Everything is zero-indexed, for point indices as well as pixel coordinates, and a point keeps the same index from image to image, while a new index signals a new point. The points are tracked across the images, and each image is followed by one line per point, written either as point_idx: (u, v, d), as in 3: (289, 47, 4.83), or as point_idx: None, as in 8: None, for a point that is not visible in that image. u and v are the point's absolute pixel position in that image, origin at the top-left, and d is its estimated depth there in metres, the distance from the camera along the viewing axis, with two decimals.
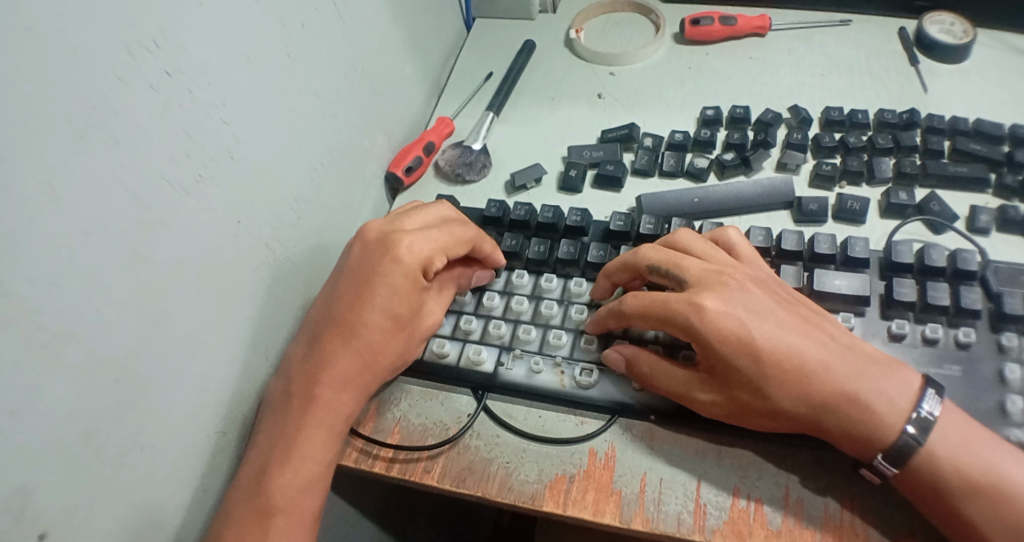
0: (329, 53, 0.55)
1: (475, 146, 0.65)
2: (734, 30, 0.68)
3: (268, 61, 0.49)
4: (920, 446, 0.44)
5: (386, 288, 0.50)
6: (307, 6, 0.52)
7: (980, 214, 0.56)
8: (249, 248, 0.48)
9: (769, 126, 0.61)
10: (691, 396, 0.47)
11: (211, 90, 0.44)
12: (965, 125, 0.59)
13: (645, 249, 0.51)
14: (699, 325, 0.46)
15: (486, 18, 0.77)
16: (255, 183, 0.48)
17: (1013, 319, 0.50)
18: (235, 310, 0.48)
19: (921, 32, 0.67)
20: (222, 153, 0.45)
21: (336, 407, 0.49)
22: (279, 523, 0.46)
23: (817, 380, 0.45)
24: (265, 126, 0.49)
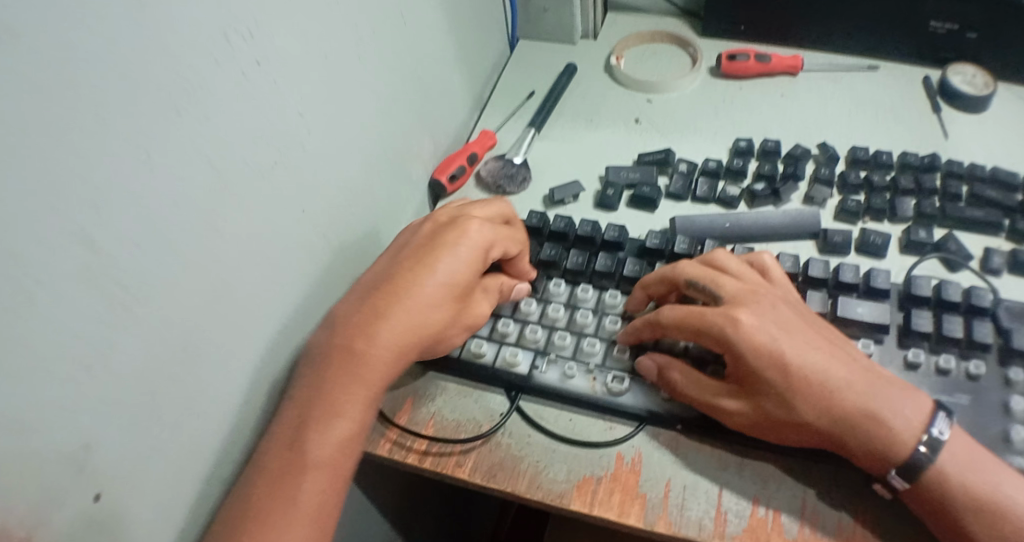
0: (391, 60, 0.59)
1: (517, 159, 0.68)
2: (768, 67, 0.72)
3: (338, 62, 0.53)
4: (931, 463, 0.47)
5: (449, 259, 0.54)
6: (375, 14, 0.56)
7: (994, 255, 0.60)
8: (305, 236, 0.52)
9: (799, 160, 0.64)
10: (718, 404, 0.51)
11: (291, 84, 0.48)
12: (982, 171, 0.64)
13: (683, 265, 0.55)
14: (734, 335, 0.51)
15: (529, 39, 0.80)
16: (317, 175, 0.52)
17: (1020, 354, 0.54)
18: (287, 293, 0.51)
19: (945, 82, 0.71)
20: (294, 144, 0.49)
21: (386, 370, 0.51)
22: (312, 478, 0.48)
23: (839, 397, 0.49)
24: (329, 123, 0.53)
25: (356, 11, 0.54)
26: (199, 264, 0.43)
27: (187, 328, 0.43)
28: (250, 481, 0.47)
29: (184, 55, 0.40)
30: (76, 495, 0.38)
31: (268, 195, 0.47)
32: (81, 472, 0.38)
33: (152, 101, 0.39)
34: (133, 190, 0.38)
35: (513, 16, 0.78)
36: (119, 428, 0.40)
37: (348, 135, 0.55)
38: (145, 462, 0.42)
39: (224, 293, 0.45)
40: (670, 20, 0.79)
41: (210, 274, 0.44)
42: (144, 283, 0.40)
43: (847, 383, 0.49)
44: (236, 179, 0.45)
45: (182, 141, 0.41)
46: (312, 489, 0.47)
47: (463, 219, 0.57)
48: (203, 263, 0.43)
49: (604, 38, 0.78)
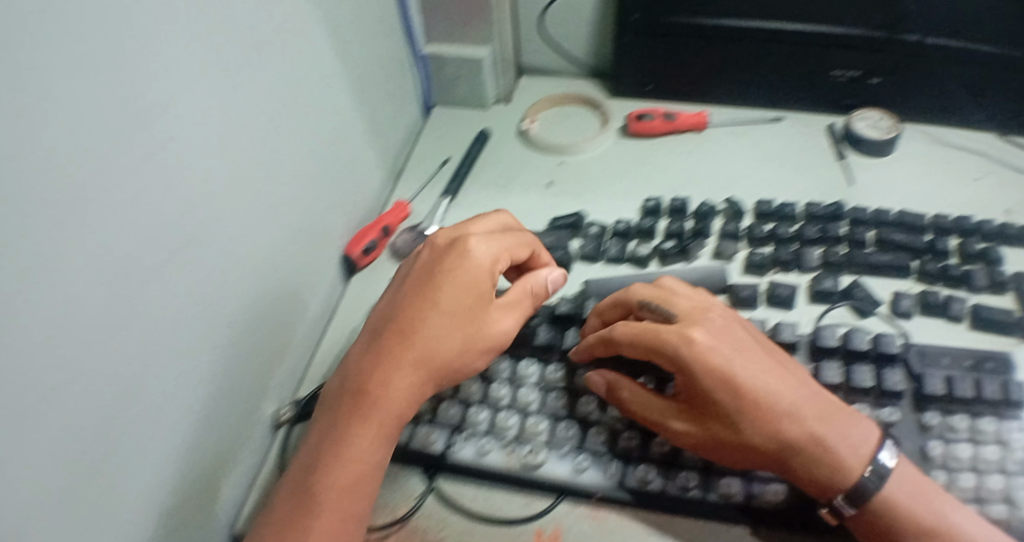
0: (296, 143, 0.59)
1: (430, 229, 0.68)
2: (674, 126, 0.73)
3: (238, 152, 0.52)
4: (879, 490, 0.49)
5: (449, 285, 0.54)
6: (276, 100, 0.56)
7: (902, 299, 0.61)
8: (210, 328, 0.51)
9: (705, 217, 0.65)
10: (668, 425, 0.52)
11: (190, 179, 0.48)
12: (888, 216, 0.64)
13: (638, 286, 0.56)
14: (688, 357, 0.51)
15: (444, 104, 0.81)
16: (218, 267, 0.51)
17: (933, 399, 0.54)
18: (190, 388, 0.50)
19: (849, 129, 0.73)
20: (196, 238, 0.49)
21: (356, 450, 0.50)
22: (318, 525, 0.48)
23: (785, 419, 0.50)
24: (231, 213, 0.52)
25: (256, 100, 0.54)
26: (92, 378, 0.42)
27: (80, 443, 0.41)
28: (254, 537, 0.49)
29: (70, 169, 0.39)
30: None
31: (168, 295, 0.47)
32: None
33: (38, 221, 0.38)
34: (17, 314, 0.37)
35: (425, 85, 0.79)
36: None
37: (252, 223, 0.55)
38: None
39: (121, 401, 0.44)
40: (581, 81, 0.81)
41: (104, 384, 0.42)
42: (30, 407, 0.38)
43: (796, 408, 0.50)
44: (132, 285, 0.44)
45: (72, 256, 0.40)
46: (323, 528, 0.48)
47: (462, 238, 0.57)
48: (97, 375, 0.42)
49: (517, 102, 0.79)
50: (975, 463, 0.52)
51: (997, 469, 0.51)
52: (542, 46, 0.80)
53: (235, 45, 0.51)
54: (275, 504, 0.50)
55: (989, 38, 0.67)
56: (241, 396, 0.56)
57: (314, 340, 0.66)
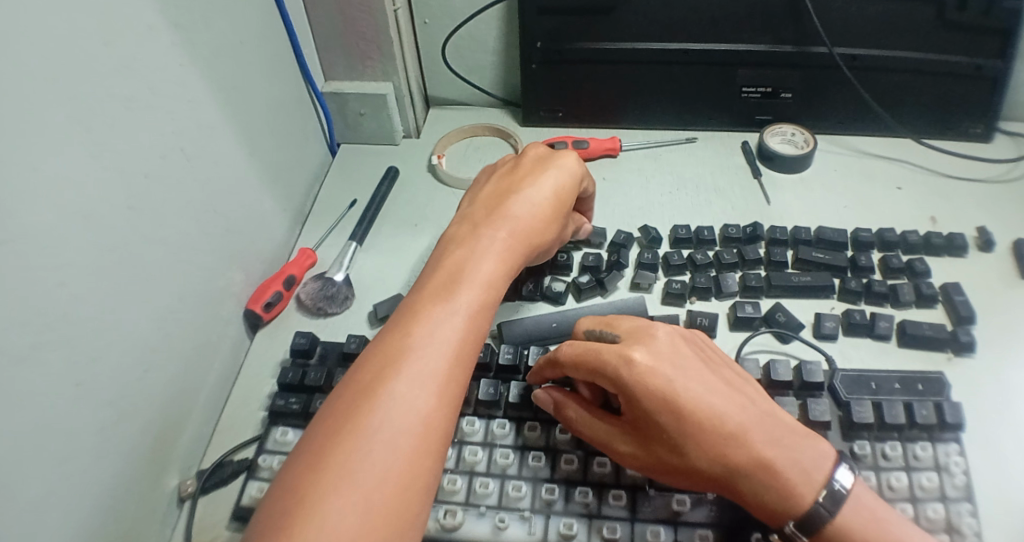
0: (181, 198, 0.55)
1: (338, 276, 0.64)
2: (587, 152, 0.71)
3: (110, 215, 0.48)
4: (832, 517, 0.46)
5: (568, 166, 0.57)
6: (152, 156, 0.51)
7: (825, 320, 0.59)
8: (86, 413, 0.46)
9: (622, 247, 0.62)
10: (614, 446, 0.50)
11: (48, 254, 0.43)
12: (806, 234, 0.63)
13: (584, 321, 0.55)
14: (631, 380, 0.48)
15: (351, 143, 0.77)
16: (92, 341, 0.47)
17: (862, 427, 0.53)
18: (65, 481, 0.45)
19: (762, 145, 0.72)
20: (59, 318, 0.44)
21: (422, 370, 0.44)
22: (421, 377, 0.44)
23: (732, 444, 0.47)
24: (106, 283, 0.48)
25: (128, 157, 0.49)
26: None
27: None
28: (334, 412, 0.43)
29: None
30: None
31: (25, 382, 0.42)
32: None
33: None
34: None
35: (328, 122, 0.75)
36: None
37: (134, 288, 0.50)
38: None
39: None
40: (491, 111, 0.79)
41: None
42: None
43: (743, 430, 0.47)
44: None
45: None
46: (419, 397, 0.43)
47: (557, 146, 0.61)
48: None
49: (426, 136, 0.77)
50: (913, 491, 0.51)
51: (937, 496, 0.50)
52: (449, 77, 0.78)
53: (98, 100, 0.46)
54: (356, 375, 0.45)
55: (895, 46, 0.68)
56: (135, 479, 0.51)
57: (219, 405, 0.61)
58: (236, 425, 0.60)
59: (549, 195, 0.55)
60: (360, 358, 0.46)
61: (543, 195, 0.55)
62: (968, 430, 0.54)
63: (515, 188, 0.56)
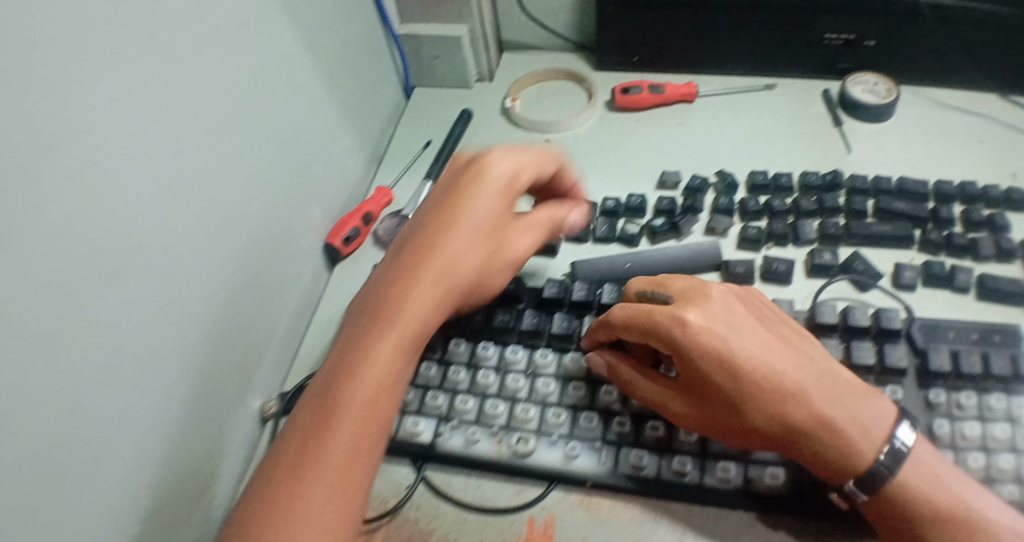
0: (262, 130, 0.57)
1: (413, 214, 0.66)
2: (663, 97, 0.70)
3: (197, 143, 0.50)
4: (892, 474, 0.47)
5: (500, 172, 0.53)
6: (239, 87, 0.53)
7: (905, 270, 0.58)
8: (182, 330, 0.49)
9: (698, 191, 0.62)
10: (667, 406, 0.51)
11: (140, 174, 0.45)
12: (888, 184, 0.62)
13: (634, 282, 0.55)
14: (683, 340, 0.49)
15: (424, 86, 0.78)
16: (184, 262, 0.49)
17: (939, 375, 0.52)
18: (163, 391, 0.48)
19: (845, 95, 0.70)
20: (153, 237, 0.46)
21: (354, 402, 0.46)
22: (349, 412, 0.46)
23: (790, 402, 0.48)
24: (196, 206, 0.50)
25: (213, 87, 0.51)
26: (48, 384, 0.40)
27: (41, 449, 0.39)
28: (281, 445, 0.46)
29: (1, 169, 0.37)
30: None
31: (128, 295, 0.44)
32: None
33: None
34: None
35: (403, 64, 0.76)
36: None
37: (221, 213, 0.53)
38: None
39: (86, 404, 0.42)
40: (565, 56, 0.79)
41: (65, 389, 0.41)
42: None
43: (801, 388, 0.48)
44: (84, 286, 0.41)
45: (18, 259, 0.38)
46: (346, 435, 0.46)
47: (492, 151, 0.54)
48: (54, 381, 0.40)
49: (499, 80, 0.77)
50: (985, 441, 0.50)
51: (1009, 447, 0.50)
52: (522, 20, 0.77)
53: (186, 30, 0.48)
54: (299, 409, 0.48)
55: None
56: (225, 395, 0.55)
57: (299, 333, 0.64)
58: (316, 353, 0.63)
59: (486, 207, 0.52)
60: (307, 394, 0.48)
61: (485, 212, 0.52)
62: None
63: (459, 200, 0.52)
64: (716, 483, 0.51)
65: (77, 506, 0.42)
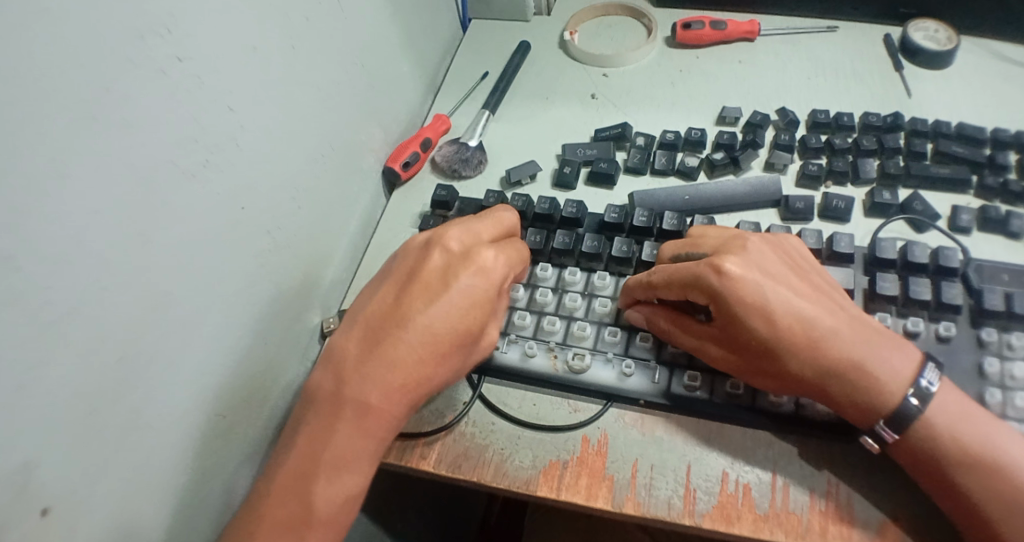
0: (329, 47, 0.57)
1: (472, 142, 0.66)
2: (724, 34, 0.70)
3: (270, 52, 0.51)
4: (919, 414, 0.47)
5: (470, 288, 0.49)
6: (310, 0, 0.54)
7: (961, 213, 0.58)
8: (251, 235, 0.51)
9: (758, 127, 0.62)
10: (706, 352, 0.51)
11: (218, 78, 0.46)
12: (947, 128, 0.62)
13: (666, 246, 0.56)
14: (720, 286, 0.49)
15: (481, 19, 0.78)
16: (255, 168, 0.50)
17: (991, 314, 0.53)
18: (234, 292, 0.50)
19: (906, 39, 0.69)
20: (227, 141, 0.48)
21: (351, 454, 0.47)
22: (341, 462, 0.47)
23: (825, 345, 0.48)
24: (266, 115, 0.51)
25: None
26: (130, 270, 0.42)
27: (123, 332, 0.42)
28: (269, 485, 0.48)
29: (92, 56, 0.38)
30: (19, 515, 0.37)
31: (203, 196, 0.46)
32: (23, 494, 0.37)
33: (61, 105, 0.37)
34: (45, 198, 0.37)
35: None
36: (57, 436, 0.39)
37: (290, 126, 0.54)
38: (91, 476, 0.41)
39: (163, 294, 0.44)
40: None
41: (146, 276, 0.43)
42: (71, 293, 0.39)
43: (834, 332, 0.48)
44: (167, 182, 0.43)
45: (110, 146, 0.40)
46: (331, 486, 0.47)
47: (474, 250, 0.50)
48: (136, 271, 0.42)
49: (557, 14, 0.77)
50: None
51: None
52: None
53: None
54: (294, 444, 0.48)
55: None
56: (290, 306, 0.56)
57: (357, 257, 0.65)
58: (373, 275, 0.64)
59: (464, 307, 0.48)
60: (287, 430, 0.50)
61: (460, 303, 0.48)
62: None
63: (436, 287, 0.49)
64: (770, 405, 0.51)
65: (155, 391, 0.44)
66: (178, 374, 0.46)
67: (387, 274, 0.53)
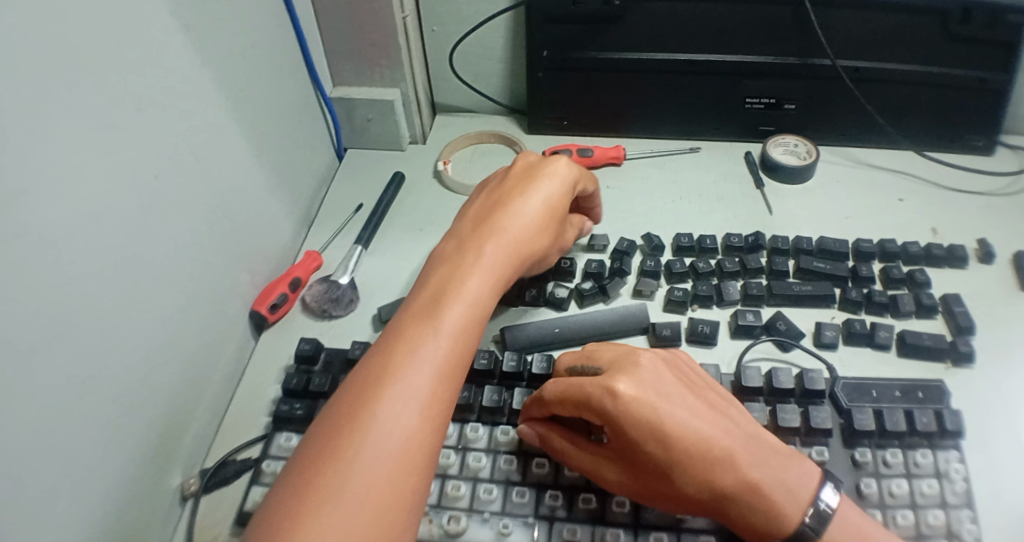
0: (193, 199, 0.54)
1: (343, 279, 0.65)
2: (591, 160, 0.72)
3: (127, 212, 0.47)
4: (818, 537, 0.46)
5: (479, 275, 0.51)
6: (172, 154, 0.52)
7: (825, 329, 0.59)
8: (98, 410, 0.46)
9: (625, 254, 0.63)
10: (602, 475, 0.49)
11: (61, 245, 0.42)
12: (809, 244, 0.63)
13: (564, 358, 0.54)
14: (615, 408, 0.47)
15: (357, 148, 0.78)
16: (112, 333, 0.46)
17: (864, 434, 0.53)
18: (76, 475, 0.44)
19: (765, 156, 0.72)
20: (70, 314, 0.43)
21: (359, 465, 0.41)
22: (358, 471, 0.41)
23: (722, 467, 0.46)
24: (121, 279, 0.47)
25: (146, 152, 0.49)
26: None
27: None
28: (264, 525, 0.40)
29: None
30: None
31: (46, 376, 0.42)
32: None
33: None
34: None
35: (336, 127, 0.76)
36: None
37: (149, 284, 0.50)
38: None
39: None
40: (498, 119, 0.81)
41: None
42: None
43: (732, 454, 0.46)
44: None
45: None
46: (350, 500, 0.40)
47: (490, 230, 0.54)
48: None
49: (433, 142, 0.78)
50: (914, 497, 0.50)
51: (938, 502, 0.50)
52: (455, 84, 0.79)
53: (128, 88, 0.47)
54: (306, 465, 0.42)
55: (914, 61, 0.69)
56: (141, 477, 0.51)
57: (221, 408, 0.60)
58: (238, 427, 0.59)
59: (477, 298, 0.50)
60: None
61: (474, 295, 0.50)
62: (968, 438, 0.54)
63: (460, 272, 0.51)
64: None
65: None
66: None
67: (439, 259, 0.54)
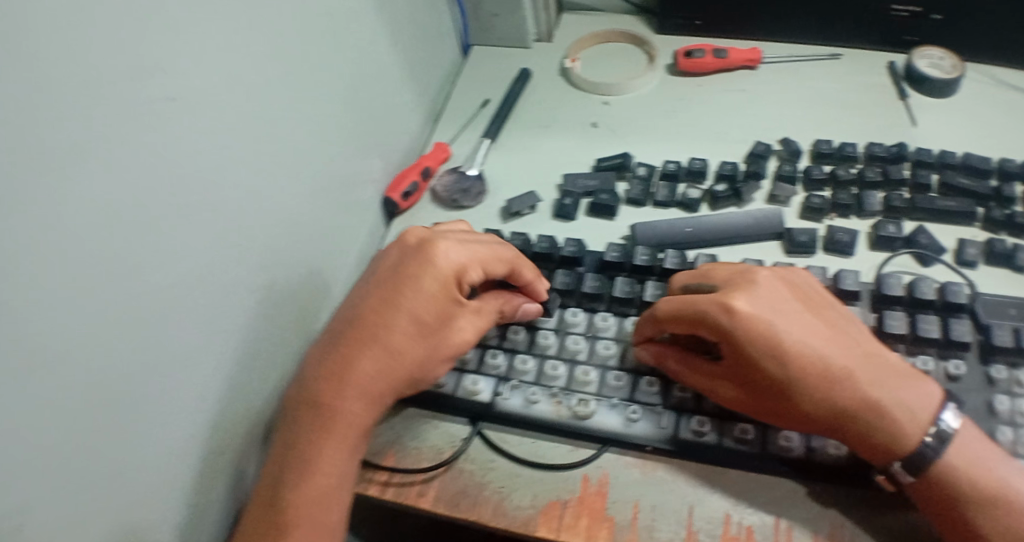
0: (325, 80, 0.56)
1: (472, 171, 0.66)
2: (725, 62, 0.70)
3: (266, 87, 0.49)
4: (940, 457, 0.46)
5: (414, 297, 0.50)
6: (308, 33, 0.53)
7: (968, 246, 0.57)
8: (248, 273, 0.49)
9: (761, 158, 0.63)
10: (716, 390, 0.50)
11: (213, 111, 0.45)
12: (953, 158, 0.61)
13: (677, 276, 0.54)
14: (730, 326, 0.48)
15: (481, 45, 0.78)
16: (252, 205, 0.49)
17: (1002, 352, 0.51)
18: (233, 329, 0.48)
19: (910, 67, 0.68)
20: (222, 178, 0.46)
21: (306, 499, 0.47)
22: (300, 496, 0.47)
23: (840, 385, 0.47)
24: (262, 150, 0.50)
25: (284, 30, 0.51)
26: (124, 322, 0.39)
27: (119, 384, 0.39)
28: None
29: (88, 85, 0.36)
30: None
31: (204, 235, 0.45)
32: None
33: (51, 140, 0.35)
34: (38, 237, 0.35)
35: (462, 22, 0.76)
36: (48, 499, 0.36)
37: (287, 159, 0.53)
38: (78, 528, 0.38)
39: (163, 336, 0.42)
40: (624, 18, 0.78)
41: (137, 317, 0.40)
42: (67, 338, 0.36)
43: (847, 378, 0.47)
44: (168, 219, 0.42)
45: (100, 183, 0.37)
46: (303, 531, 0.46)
47: (427, 245, 0.52)
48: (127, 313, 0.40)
49: (558, 40, 0.77)
50: None
51: None
52: None
53: None
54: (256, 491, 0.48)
55: None
56: (287, 340, 0.55)
57: None
58: None
59: (410, 334, 0.50)
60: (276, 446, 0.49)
61: (411, 330, 0.50)
62: None
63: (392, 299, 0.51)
64: (779, 450, 0.50)
65: (160, 437, 0.43)
66: (177, 418, 0.44)
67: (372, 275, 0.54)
